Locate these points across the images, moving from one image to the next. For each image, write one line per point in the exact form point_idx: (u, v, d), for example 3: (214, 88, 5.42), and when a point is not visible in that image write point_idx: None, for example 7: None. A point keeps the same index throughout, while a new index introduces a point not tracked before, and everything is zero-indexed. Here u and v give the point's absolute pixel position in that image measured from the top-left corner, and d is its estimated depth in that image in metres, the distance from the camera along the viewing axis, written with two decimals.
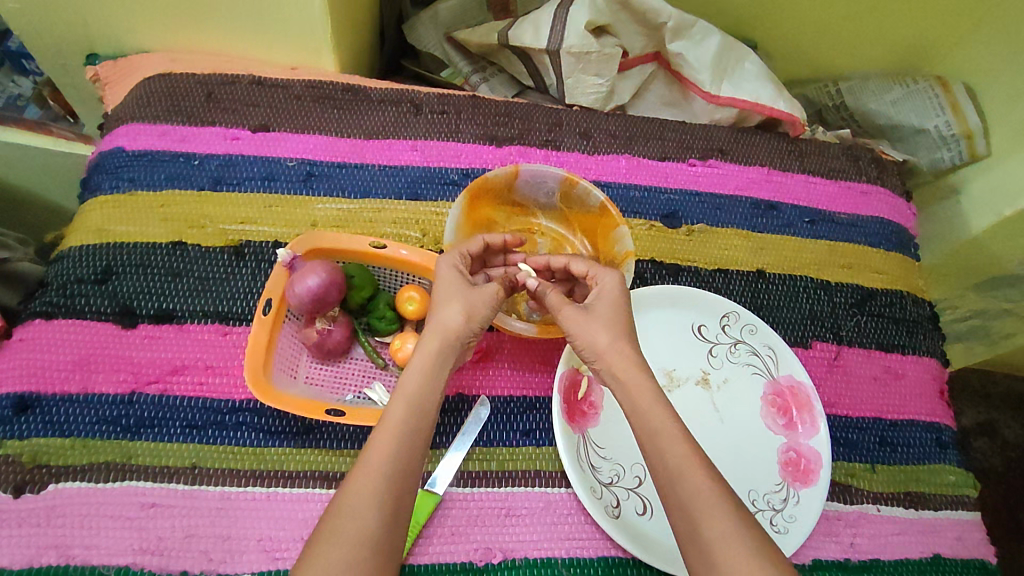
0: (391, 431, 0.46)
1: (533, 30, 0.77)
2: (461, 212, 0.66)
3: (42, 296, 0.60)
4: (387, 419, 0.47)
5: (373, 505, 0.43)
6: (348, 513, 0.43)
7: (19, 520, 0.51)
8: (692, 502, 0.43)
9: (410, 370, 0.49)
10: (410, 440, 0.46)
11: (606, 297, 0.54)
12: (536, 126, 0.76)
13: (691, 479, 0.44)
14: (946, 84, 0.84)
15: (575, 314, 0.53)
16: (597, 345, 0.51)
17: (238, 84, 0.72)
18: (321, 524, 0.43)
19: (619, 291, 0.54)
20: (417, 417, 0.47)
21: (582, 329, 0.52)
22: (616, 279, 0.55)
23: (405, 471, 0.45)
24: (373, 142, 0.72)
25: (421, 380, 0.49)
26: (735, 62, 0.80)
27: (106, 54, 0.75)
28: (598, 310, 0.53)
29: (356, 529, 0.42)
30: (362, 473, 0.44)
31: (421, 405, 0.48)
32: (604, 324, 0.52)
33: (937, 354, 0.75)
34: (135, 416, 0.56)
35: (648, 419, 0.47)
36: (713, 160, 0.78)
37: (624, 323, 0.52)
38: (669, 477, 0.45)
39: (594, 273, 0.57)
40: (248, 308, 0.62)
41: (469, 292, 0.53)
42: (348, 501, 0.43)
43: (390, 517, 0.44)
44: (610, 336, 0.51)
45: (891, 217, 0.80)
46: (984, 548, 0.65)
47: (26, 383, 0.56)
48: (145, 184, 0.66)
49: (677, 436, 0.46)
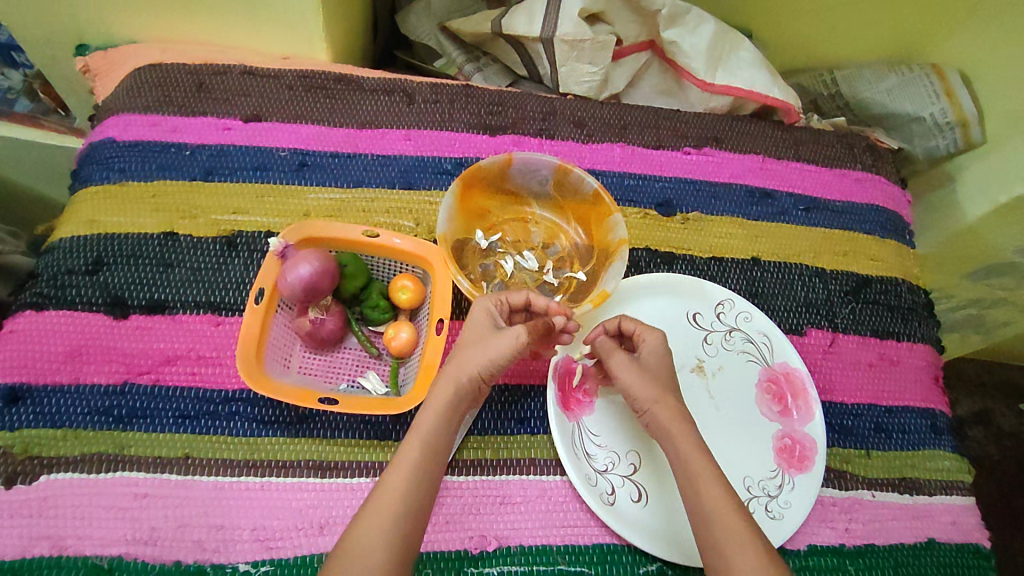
0: (405, 469, 0.48)
1: (527, 19, 0.76)
2: (454, 200, 0.65)
3: (32, 287, 0.60)
4: (401, 458, 0.49)
5: (381, 543, 0.44)
6: (357, 550, 0.44)
7: (10, 510, 0.51)
8: (722, 533, 0.46)
9: (423, 411, 0.51)
10: (419, 481, 0.48)
11: (651, 356, 0.56)
12: (531, 115, 0.76)
13: (724, 518, 0.47)
14: (942, 72, 0.82)
15: (623, 365, 0.55)
16: (646, 398, 0.53)
17: (229, 74, 0.71)
18: (334, 557, 0.44)
19: (664, 352, 0.56)
20: (428, 458, 0.49)
21: (632, 384, 0.54)
22: (661, 340, 0.57)
23: (414, 510, 0.47)
24: (365, 131, 0.71)
25: (434, 422, 0.50)
26: (730, 50, 0.80)
27: (96, 44, 0.74)
28: (646, 366, 0.55)
29: (367, 565, 0.43)
30: (373, 512, 0.46)
31: (431, 448, 0.49)
32: (652, 378, 0.54)
33: (932, 341, 0.75)
34: (128, 407, 0.56)
35: (688, 461, 0.50)
36: (708, 148, 0.78)
37: (669, 379, 0.55)
38: (703, 511, 0.48)
39: (641, 332, 0.58)
40: (240, 298, 0.62)
41: (494, 339, 0.52)
42: (360, 537, 0.44)
43: (401, 555, 0.45)
44: (659, 390, 0.53)
45: (886, 204, 0.80)
46: (978, 533, 0.66)
47: (16, 374, 0.56)
48: (136, 174, 0.66)
49: (714, 478, 0.49)
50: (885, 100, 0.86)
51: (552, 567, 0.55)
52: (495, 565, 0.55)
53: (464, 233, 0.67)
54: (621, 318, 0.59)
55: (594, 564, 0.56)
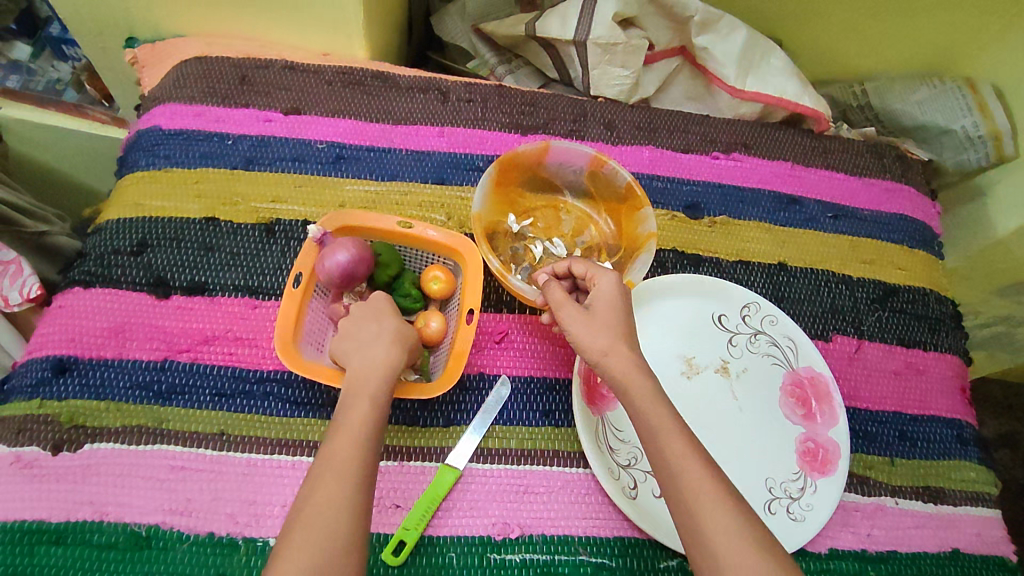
0: (353, 433, 0.46)
1: (560, 23, 0.78)
2: (491, 184, 0.67)
3: (81, 266, 0.62)
4: (349, 423, 0.47)
5: (340, 512, 0.43)
6: (319, 518, 0.42)
7: (56, 475, 0.53)
8: (692, 496, 0.44)
9: (367, 374, 0.50)
10: (370, 438, 0.47)
11: (603, 298, 0.52)
12: (562, 116, 0.77)
13: (690, 478, 0.44)
14: (974, 86, 0.83)
15: (573, 317, 0.51)
16: (598, 347, 0.49)
17: (271, 68, 0.74)
18: (291, 532, 0.42)
19: (617, 294, 0.53)
20: (376, 419, 0.48)
21: (583, 333, 0.50)
22: (613, 281, 0.53)
23: (368, 474, 0.45)
24: (400, 127, 0.73)
25: (380, 385, 0.49)
26: (760, 57, 0.81)
27: (145, 38, 0.77)
28: (598, 312, 0.51)
29: (329, 536, 0.42)
30: (330, 482, 0.44)
31: (377, 406, 0.48)
32: (605, 323, 0.50)
33: (960, 352, 0.74)
34: (167, 382, 0.58)
35: (650, 420, 0.47)
36: (737, 154, 0.79)
37: (625, 326, 0.51)
38: (671, 473, 0.45)
39: (593, 274, 0.55)
40: (277, 284, 0.64)
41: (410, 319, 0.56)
42: (318, 505, 0.43)
43: (362, 522, 0.43)
44: (610, 338, 0.49)
45: (915, 214, 0.80)
46: (1004, 546, 0.65)
47: (65, 348, 0.58)
48: (180, 161, 0.68)
49: (678, 438, 0.46)
50: (916, 113, 0.85)
51: (572, 557, 0.56)
52: (518, 553, 0.55)
53: (498, 215, 0.69)
54: (571, 262, 0.57)
55: (615, 557, 0.57)
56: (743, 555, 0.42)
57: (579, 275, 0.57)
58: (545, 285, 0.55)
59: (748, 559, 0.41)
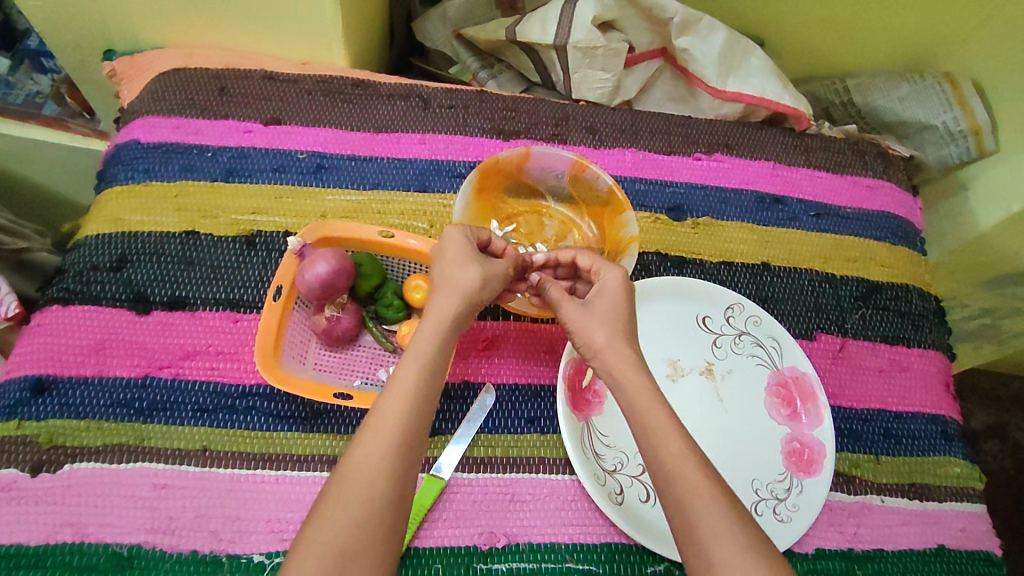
0: (402, 393, 0.46)
1: (540, 26, 0.78)
2: (472, 190, 0.67)
3: (60, 282, 0.62)
4: (398, 382, 0.47)
5: (377, 472, 0.43)
6: (354, 481, 0.43)
7: (35, 498, 0.53)
8: (682, 496, 0.44)
9: (422, 332, 0.50)
10: (416, 401, 0.46)
11: (604, 293, 0.54)
12: (544, 120, 0.77)
13: (682, 478, 0.44)
14: (954, 81, 0.83)
15: (573, 313, 0.53)
16: (596, 343, 0.51)
17: (250, 79, 0.73)
18: (326, 496, 0.43)
19: (620, 290, 0.54)
20: (425, 379, 0.48)
21: (581, 327, 0.52)
22: (618, 277, 0.54)
23: (412, 435, 0.45)
24: (381, 135, 0.73)
25: (432, 343, 0.49)
26: (741, 57, 0.80)
27: (122, 50, 0.76)
28: (596, 307, 0.53)
29: (364, 494, 0.42)
30: (373, 440, 0.44)
31: (427, 368, 0.48)
32: (603, 319, 0.52)
33: (944, 347, 0.75)
34: (148, 399, 0.58)
35: (644, 417, 0.47)
36: (719, 154, 0.79)
37: (623, 319, 0.52)
38: (662, 473, 0.45)
39: (597, 268, 0.56)
40: (258, 296, 0.63)
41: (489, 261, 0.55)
42: (356, 464, 0.43)
43: (399, 484, 0.43)
44: (608, 333, 0.51)
45: (897, 211, 0.80)
46: (989, 540, 0.66)
47: (44, 366, 0.58)
48: (159, 175, 0.68)
49: (673, 437, 0.46)
50: (897, 108, 0.86)
51: (560, 564, 0.56)
52: (505, 561, 0.55)
53: (481, 222, 0.69)
54: (576, 253, 0.57)
55: (602, 563, 0.57)
56: (734, 555, 0.41)
57: (582, 267, 0.57)
58: (541, 283, 0.56)
59: (738, 559, 0.41)
